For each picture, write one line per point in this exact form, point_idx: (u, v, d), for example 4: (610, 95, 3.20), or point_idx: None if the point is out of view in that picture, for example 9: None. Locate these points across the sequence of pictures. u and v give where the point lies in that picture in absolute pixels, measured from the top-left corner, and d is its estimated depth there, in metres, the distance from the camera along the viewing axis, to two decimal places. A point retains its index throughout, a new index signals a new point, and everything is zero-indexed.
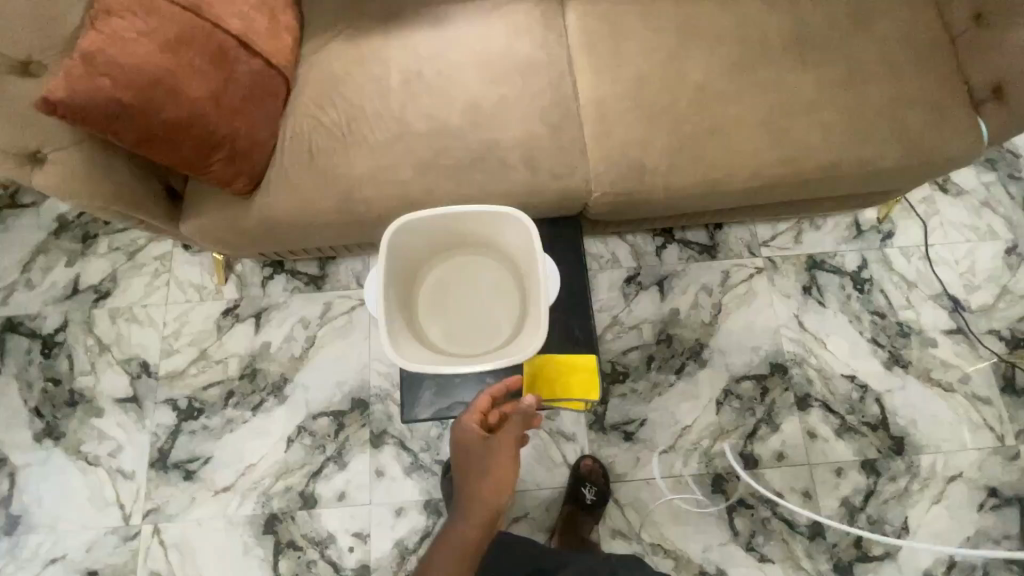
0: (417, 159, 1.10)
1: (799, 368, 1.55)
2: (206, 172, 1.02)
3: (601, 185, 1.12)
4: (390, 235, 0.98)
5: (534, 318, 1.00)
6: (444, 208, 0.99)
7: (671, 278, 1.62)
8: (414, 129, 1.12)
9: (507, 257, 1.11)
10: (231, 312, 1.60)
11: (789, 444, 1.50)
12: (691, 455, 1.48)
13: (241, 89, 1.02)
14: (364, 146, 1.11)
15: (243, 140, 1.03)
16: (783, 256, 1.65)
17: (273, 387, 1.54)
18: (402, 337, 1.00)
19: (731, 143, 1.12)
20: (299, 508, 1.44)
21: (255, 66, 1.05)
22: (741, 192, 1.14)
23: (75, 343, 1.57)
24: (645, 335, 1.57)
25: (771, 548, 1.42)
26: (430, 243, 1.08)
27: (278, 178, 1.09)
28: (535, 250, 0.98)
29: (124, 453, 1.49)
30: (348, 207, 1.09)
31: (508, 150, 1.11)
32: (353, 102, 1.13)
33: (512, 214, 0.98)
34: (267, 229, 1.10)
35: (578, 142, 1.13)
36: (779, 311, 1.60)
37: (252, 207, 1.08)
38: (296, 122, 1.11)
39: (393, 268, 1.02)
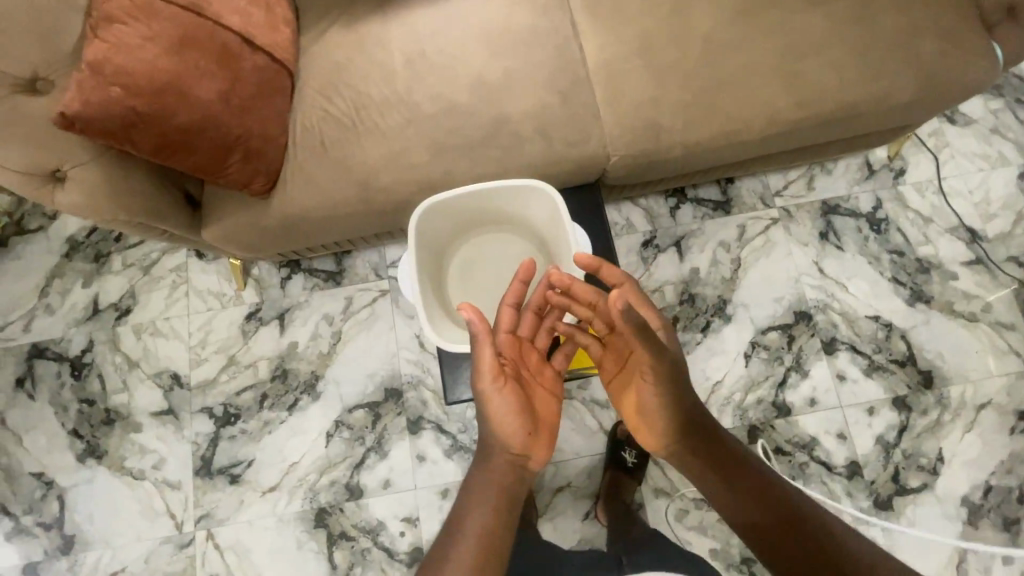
0: (431, 141, 1.09)
1: (823, 314, 1.56)
2: (224, 176, 1.01)
3: (619, 148, 1.11)
4: (417, 218, 0.97)
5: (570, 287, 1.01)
6: (469, 186, 0.99)
7: (687, 237, 1.62)
8: (425, 110, 1.10)
9: (532, 230, 1.11)
10: (254, 317, 1.61)
11: (820, 388, 1.52)
12: (725, 409, 1.50)
13: (250, 87, 1.01)
14: (377, 133, 1.09)
15: (257, 140, 1.02)
16: (797, 204, 1.64)
17: (306, 385, 1.55)
18: (439, 321, 1.01)
19: (746, 92, 1.11)
20: (347, 499, 1.47)
21: (261, 61, 1.03)
22: (759, 142, 1.13)
23: (104, 362, 1.58)
24: (667, 297, 1.58)
25: (812, 491, 1.45)
26: (454, 223, 1.08)
27: (295, 173, 1.08)
28: (563, 220, 0.99)
29: (168, 464, 1.51)
30: (368, 197, 1.09)
31: (522, 122, 1.10)
32: (360, 89, 1.11)
33: (537, 185, 0.98)
34: (290, 227, 1.10)
35: (591, 107, 1.12)
36: (798, 259, 1.60)
37: (272, 206, 1.08)
38: (306, 115, 1.10)
39: (422, 252, 1.02)
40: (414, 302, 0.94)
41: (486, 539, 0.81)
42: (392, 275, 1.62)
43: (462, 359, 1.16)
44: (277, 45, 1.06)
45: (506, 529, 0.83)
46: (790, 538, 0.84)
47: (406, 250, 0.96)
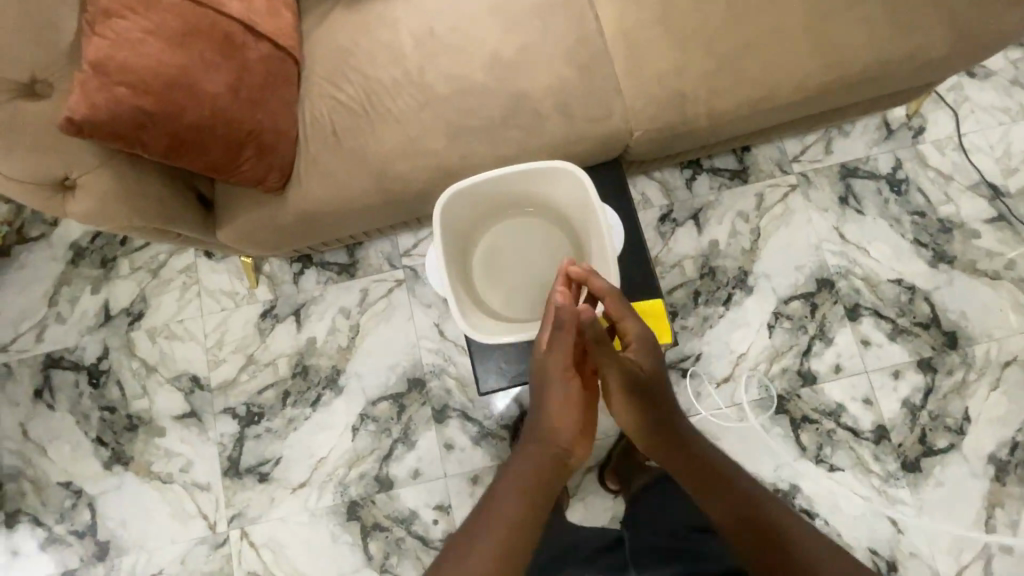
0: (448, 125, 1.05)
1: (846, 280, 1.54)
2: (237, 175, 0.97)
3: (642, 122, 1.07)
4: (442, 207, 0.94)
5: (602, 268, 0.98)
6: (492, 171, 0.96)
7: (705, 209, 1.59)
8: (439, 93, 1.06)
9: (556, 213, 1.08)
10: (270, 314, 1.58)
11: (844, 355, 1.51)
12: (750, 381, 1.50)
13: (258, 77, 0.96)
14: (391, 120, 1.05)
15: (269, 133, 0.97)
16: (815, 169, 1.61)
17: (327, 380, 1.54)
18: (470, 311, 0.98)
19: (771, 56, 1.06)
20: (377, 491, 1.47)
21: (267, 50, 0.98)
22: (786, 108, 1.09)
23: (121, 368, 1.56)
24: (687, 271, 1.56)
25: (840, 457, 1.46)
26: (477, 211, 1.05)
27: (309, 166, 1.04)
28: (592, 201, 0.96)
29: (195, 466, 1.50)
30: (386, 188, 1.05)
31: (541, 100, 1.06)
32: (369, 73, 1.06)
33: (563, 165, 0.95)
34: (308, 222, 1.06)
35: (611, 80, 1.07)
36: (818, 226, 1.58)
37: (288, 202, 1.04)
38: (315, 105, 1.05)
39: (448, 242, 0.99)
40: (445, 294, 0.92)
41: (507, 543, 0.76)
42: (407, 264, 1.59)
43: (491, 347, 1.14)
44: (282, 31, 1.01)
45: (534, 530, 0.79)
46: (770, 537, 0.84)
47: (433, 241, 0.93)
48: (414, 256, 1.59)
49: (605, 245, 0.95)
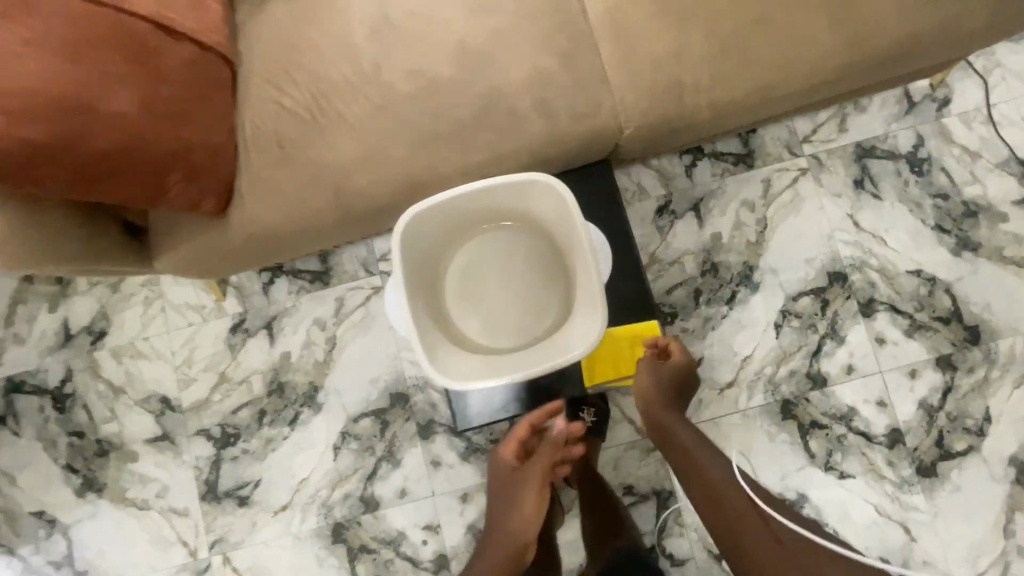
0: (409, 130, 0.91)
1: (860, 273, 1.42)
2: (164, 200, 0.87)
3: (633, 118, 0.93)
4: (401, 231, 0.82)
5: (589, 297, 0.87)
6: (459, 186, 0.83)
7: (707, 199, 1.45)
8: (398, 93, 0.92)
9: (534, 225, 0.96)
10: (240, 328, 1.47)
11: (857, 355, 1.40)
12: (755, 386, 1.40)
13: (179, 92, 0.85)
14: (345, 128, 0.91)
15: (197, 154, 0.87)
16: (828, 150, 1.46)
17: (304, 397, 1.44)
18: (439, 347, 0.88)
19: (783, 35, 0.91)
20: (363, 512, 1.40)
21: (191, 60, 0.87)
22: (800, 95, 0.94)
23: (87, 390, 1.47)
24: (688, 268, 1.43)
25: (851, 464, 1.37)
26: (445, 229, 0.93)
27: (251, 184, 0.92)
28: (575, 219, 0.84)
29: (172, 491, 1.43)
30: (342, 205, 0.92)
31: (516, 96, 0.91)
32: (318, 74, 0.92)
33: (538, 178, 0.83)
34: (256, 245, 0.94)
35: (597, 70, 0.93)
36: (831, 214, 1.44)
37: (229, 227, 0.92)
38: (258, 112, 0.92)
39: (411, 269, 0.87)
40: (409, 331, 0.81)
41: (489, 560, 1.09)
42: (384, 270, 1.47)
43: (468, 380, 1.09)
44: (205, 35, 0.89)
45: None
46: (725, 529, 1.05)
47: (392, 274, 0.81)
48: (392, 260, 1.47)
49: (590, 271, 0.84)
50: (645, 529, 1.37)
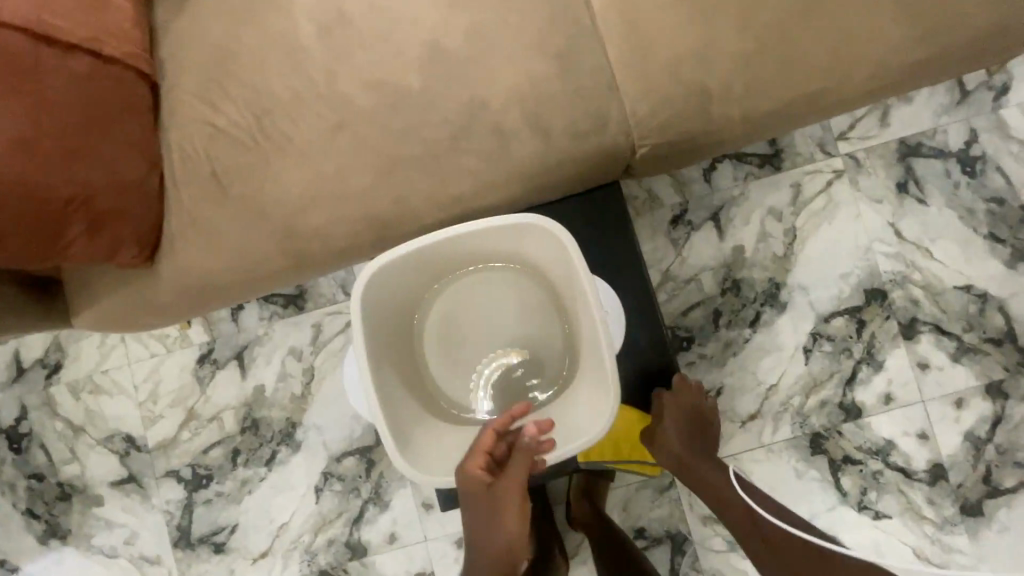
0: (381, 158, 0.76)
1: (901, 290, 1.25)
2: (68, 258, 0.77)
3: (649, 134, 0.76)
4: (361, 289, 0.76)
5: (595, 359, 0.82)
6: (439, 233, 0.76)
7: (728, 207, 1.28)
8: (366, 114, 0.77)
9: (531, 269, 0.91)
10: (208, 359, 1.33)
11: (896, 382, 1.25)
12: (782, 418, 1.25)
13: (75, 132, 0.74)
14: (306, 159, 0.77)
15: (102, 202, 0.76)
16: (867, 148, 1.28)
17: (282, 435, 1.31)
18: (404, 417, 0.83)
19: (835, 28, 0.74)
20: (349, 559, 1.28)
21: (88, 91, 0.76)
22: (852, 101, 0.78)
23: (43, 430, 1.34)
24: (706, 287, 1.27)
25: (887, 503, 1.23)
26: (426, 273, 0.87)
27: (180, 227, 0.80)
28: (576, 276, 0.77)
29: (141, 538, 1.31)
30: (290, 248, 0.79)
31: (507, 112, 0.75)
32: (274, 96, 0.78)
33: (537, 221, 0.75)
34: (179, 294, 0.82)
35: (606, 76, 0.76)
36: (869, 222, 1.27)
37: (161, 279, 0.82)
38: (202, 140, 0.80)
39: (374, 329, 0.82)
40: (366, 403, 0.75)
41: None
42: None
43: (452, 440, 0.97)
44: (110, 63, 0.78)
45: None
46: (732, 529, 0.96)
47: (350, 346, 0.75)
48: None
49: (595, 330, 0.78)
50: None
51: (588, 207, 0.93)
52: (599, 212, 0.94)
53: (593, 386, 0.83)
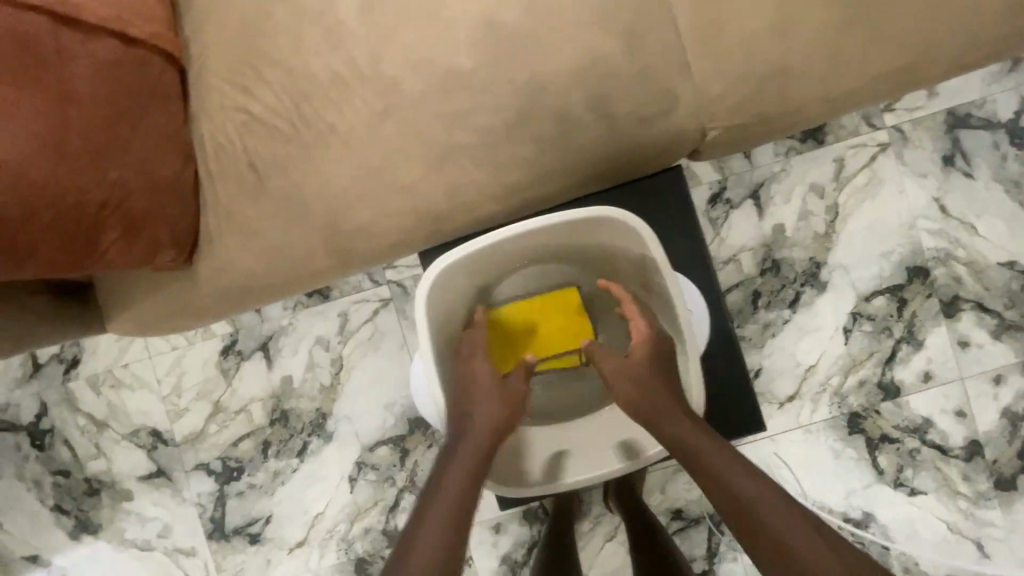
0: (467, 146, 0.84)
1: (944, 267, 1.23)
2: (105, 264, 0.81)
3: (720, 116, 0.84)
4: (427, 286, 0.80)
5: (672, 345, 0.85)
6: (510, 226, 0.80)
7: (769, 183, 1.23)
8: (443, 109, 0.84)
9: (595, 255, 0.94)
10: (232, 351, 1.29)
11: (936, 360, 1.23)
12: (820, 398, 1.24)
13: (113, 145, 0.77)
14: (376, 150, 0.85)
15: (136, 212, 0.80)
16: (914, 120, 1.23)
17: (312, 426, 1.28)
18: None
19: (885, 15, 0.79)
20: (387, 546, 1.27)
21: (123, 103, 0.78)
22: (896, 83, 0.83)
23: (66, 425, 1.31)
24: (745, 267, 1.23)
25: (923, 479, 1.24)
26: (490, 264, 0.90)
27: (223, 230, 0.87)
28: (654, 265, 0.81)
29: (174, 530, 1.30)
30: (338, 245, 0.88)
31: (575, 101, 0.82)
32: (361, 92, 0.85)
33: (609, 215, 0.78)
34: (231, 291, 0.89)
35: (676, 63, 0.83)
36: (913, 197, 1.23)
37: (198, 280, 0.89)
38: (282, 137, 0.86)
39: (438, 325, 0.85)
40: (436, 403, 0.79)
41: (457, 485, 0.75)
42: (391, 280, 1.27)
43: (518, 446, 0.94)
44: (147, 74, 0.81)
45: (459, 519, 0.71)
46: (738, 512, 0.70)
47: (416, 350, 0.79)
48: (399, 268, 1.26)
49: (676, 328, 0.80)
50: (696, 555, 1.25)
51: (646, 191, 0.91)
52: (656, 196, 0.92)
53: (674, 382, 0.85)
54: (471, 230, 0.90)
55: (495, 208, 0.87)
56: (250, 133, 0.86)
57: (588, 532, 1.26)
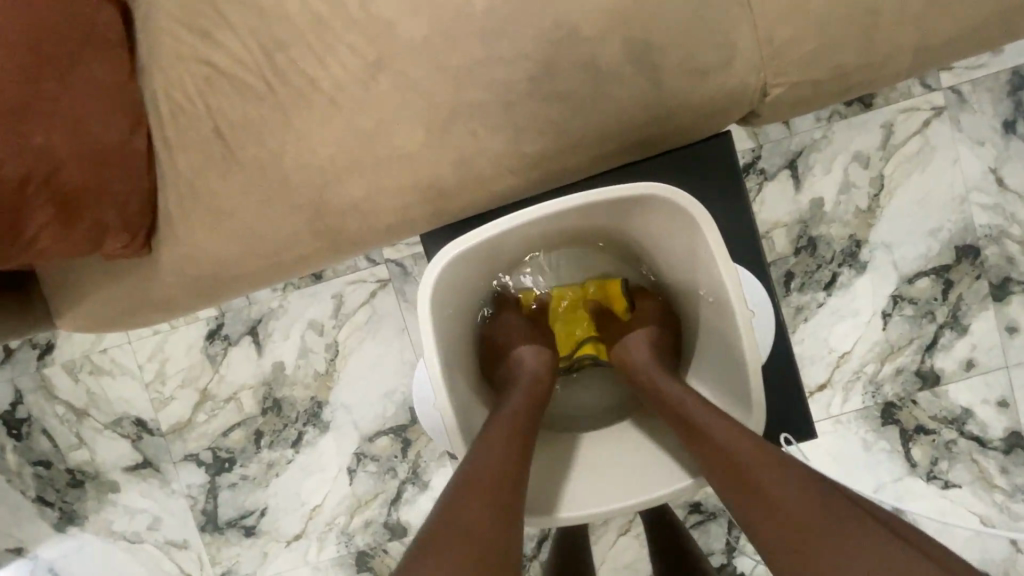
0: (480, 106, 0.73)
1: (997, 246, 1.11)
2: (40, 254, 0.70)
3: (783, 72, 0.75)
4: (437, 274, 0.69)
5: (720, 347, 0.74)
6: (536, 205, 0.68)
7: (807, 153, 1.11)
8: (449, 61, 0.72)
9: (631, 239, 0.82)
10: (218, 336, 1.19)
11: (982, 347, 1.13)
12: (853, 386, 1.15)
13: (38, 103, 0.65)
14: (370, 112, 0.73)
15: (72, 186, 0.68)
16: (974, 81, 1.10)
17: (307, 415, 1.20)
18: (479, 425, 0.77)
19: None
20: (389, 540, 1.20)
21: (45, 50, 0.66)
22: (958, 31, 0.74)
23: (43, 414, 1.22)
24: (778, 246, 1.12)
25: (959, 473, 1.14)
26: (508, 248, 0.78)
27: (185, 211, 0.76)
28: (703, 253, 0.69)
29: (164, 523, 1.23)
30: (327, 226, 0.76)
31: (610, 53, 0.72)
32: (355, 40, 0.72)
33: (653, 193, 0.67)
34: (210, 278, 0.79)
35: (733, 7, 0.73)
36: (967, 167, 1.11)
37: (160, 271, 0.79)
38: (263, 95, 0.74)
39: (447, 323, 0.74)
40: (443, 414, 0.69)
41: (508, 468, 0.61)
42: (388, 258, 1.15)
43: (544, 469, 0.79)
44: (77, 18, 0.70)
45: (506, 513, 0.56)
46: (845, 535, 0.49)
47: (424, 353, 0.68)
48: (398, 246, 1.15)
49: (730, 327, 0.69)
50: (714, 549, 1.17)
51: (689, 162, 0.78)
52: (702, 167, 0.79)
53: (723, 391, 0.75)
54: (482, 207, 0.78)
55: (509, 182, 0.76)
56: (226, 91, 0.74)
57: (601, 525, 1.18)
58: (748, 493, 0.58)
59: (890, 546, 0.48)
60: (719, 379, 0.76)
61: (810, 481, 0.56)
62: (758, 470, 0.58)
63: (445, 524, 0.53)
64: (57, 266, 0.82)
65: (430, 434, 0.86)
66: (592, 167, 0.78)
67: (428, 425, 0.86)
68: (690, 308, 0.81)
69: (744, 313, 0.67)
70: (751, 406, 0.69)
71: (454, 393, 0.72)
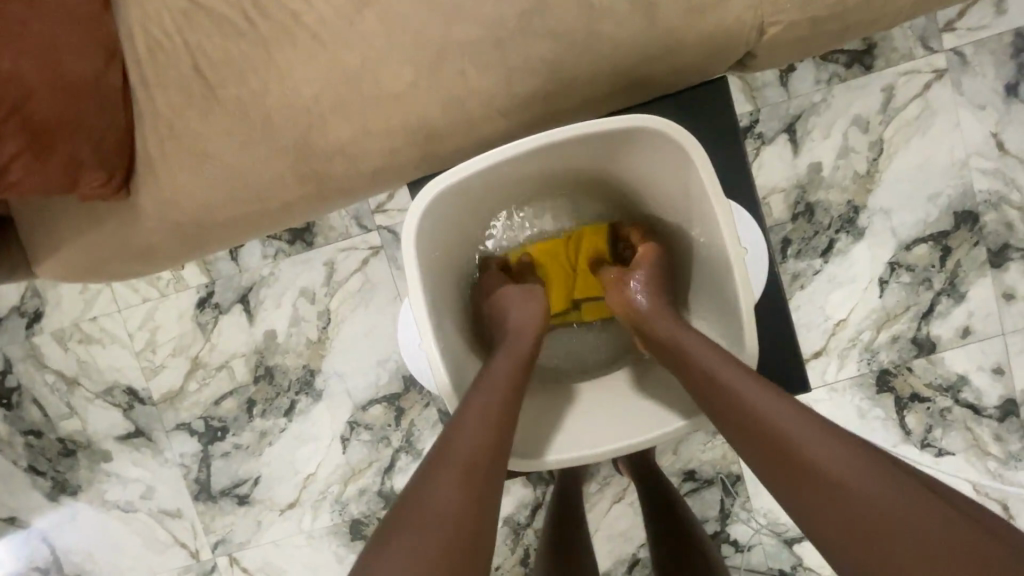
0: (468, 45, 0.71)
1: (997, 212, 1.10)
2: (12, 187, 0.68)
3: (782, 12, 0.73)
4: (424, 211, 0.68)
5: (713, 290, 0.74)
6: (527, 139, 0.67)
7: (806, 116, 1.10)
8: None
9: (622, 184, 0.81)
10: (209, 304, 1.18)
11: (978, 314, 1.13)
12: (849, 354, 1.14)
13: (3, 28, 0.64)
14: (355, 51, 0.71)
15: (42, 116, 0.67)
16: (976, 42, 1.08)
17: (300, 383, 1.19)
18: (468, 371, 0.76)
19: None
20: (382, 508, 1.19)
21: None
22: None
23: (33, 383, 1.21)
24: (775, 211, 1.11)
25: (952, 440, 1.14)
26: (496, 187, 0.77)
27: (164, 151, 0.74)
28: (696, 192, 0.69)
29: (159, 492, 1.23)
30: (312, 171, 0.75)
31: None
32: None
33: (643, 125, 0.66)
34: (190, 225, 0.77)
35: None
36: (969, 132, 1.09)
37: (140, 215, 0.77)
38: (246, 33, 0.72)
39: (432, 265, 0.74)
40: (430, 352, 0.68)
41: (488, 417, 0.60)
42: (381, 225, 1.14)
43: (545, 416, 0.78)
44: None
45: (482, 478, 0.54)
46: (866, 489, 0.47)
47: (410, 288, 0.67)
48: (390, 212, 1.14)
49: (723, 266, 0.69)
50: (709, 516, 1.17)
51: (679, 109, 0.78)
52: (697, 111, 0.78)
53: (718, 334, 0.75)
54: (472, 151, 0.77)
55: (498, 125, 0.75)
56: (206, 28, 0.72)
57: (596, 493, 1.19)
58: (767, 455, 0.54)
59: (935, 516, 0.43)
60: (713, 323, 0.76)
61: (832, 435, 0.51)
62: (764, 418, 0.55)
63: (417, 497, 0.51)
64: (37, 215, 0.81)
65: (417, 375, 0.88)
66: (583, 109, 0.77)
67: (416, 370, 0.88)
68: (683, 251, 0.80)
69: (738, 250, 0.66)
70: (743, 347, 0.69)
71: (441, 333, 0.71)
